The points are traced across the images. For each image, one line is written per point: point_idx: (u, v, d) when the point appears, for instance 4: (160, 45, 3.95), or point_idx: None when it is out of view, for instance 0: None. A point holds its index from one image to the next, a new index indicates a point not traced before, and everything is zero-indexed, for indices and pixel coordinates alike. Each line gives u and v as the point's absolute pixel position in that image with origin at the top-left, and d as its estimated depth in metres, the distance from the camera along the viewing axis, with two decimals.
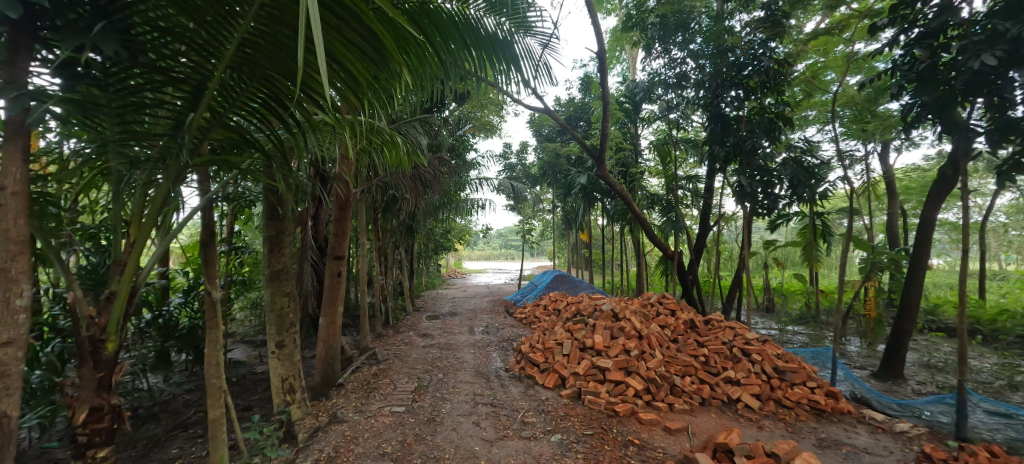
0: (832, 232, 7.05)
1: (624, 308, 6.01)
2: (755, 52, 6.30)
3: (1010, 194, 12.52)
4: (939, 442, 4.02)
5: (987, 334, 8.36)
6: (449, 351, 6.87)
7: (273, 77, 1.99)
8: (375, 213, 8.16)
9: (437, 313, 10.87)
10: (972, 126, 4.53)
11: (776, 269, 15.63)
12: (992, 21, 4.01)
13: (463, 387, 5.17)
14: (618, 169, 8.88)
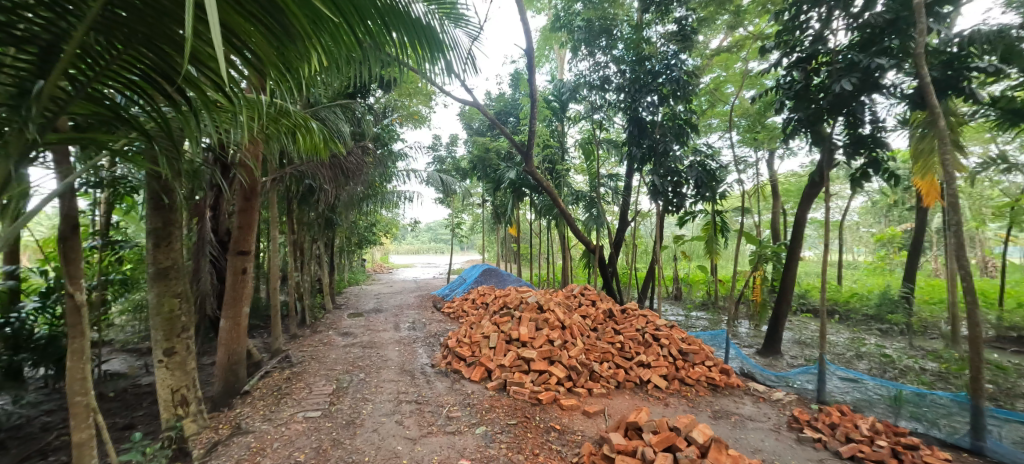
0: (729, 228, 7.91)
1: (549, 300, 6.22)
2: (669, 62, 6.86)
3: (861, 198, 15.12)
4: (804, 406, 4.75)
5: (842, 314, 10.03)
6: (372, 349, 6.58)
7: (161, 50, 1.62)
8: (289, 204, 7.51)
9: (360, 310, 10.35)
10: (833, 139, 5.41)
11: (684, 261, 17.28)
12: (850, 52, 4.80)
13: (386, 386, 4.98)
14: (545, 166, 9.17)
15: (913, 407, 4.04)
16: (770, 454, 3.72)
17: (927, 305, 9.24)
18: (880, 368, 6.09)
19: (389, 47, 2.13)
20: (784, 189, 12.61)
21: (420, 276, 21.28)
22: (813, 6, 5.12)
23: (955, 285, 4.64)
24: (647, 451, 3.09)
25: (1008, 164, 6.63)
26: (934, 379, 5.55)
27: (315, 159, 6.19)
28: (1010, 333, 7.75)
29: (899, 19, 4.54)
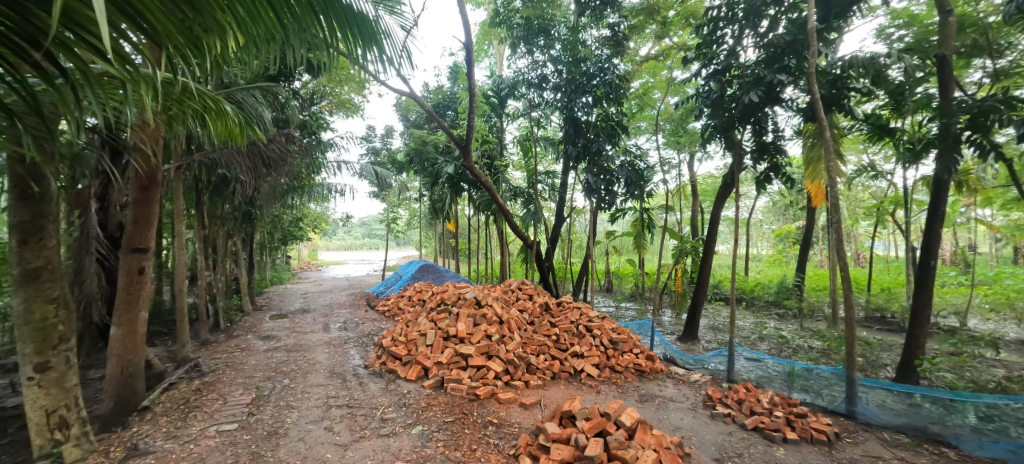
0: (654, 224, 8.46)
1: (487, 295, 6.21)
2: (602, 66, 7.15)
3: (764, 198, 17.02)
4: (717, 385, 5.27)
5: (748, 301, 11.24)
6: (298, 352, 6.13)
7: (31, 12, 1.36)
8: (198, 195, 6.72)
9: (284, 311, 9.59)
10: (742, 144, 6.02)
11: (615, 256, 18.26)
12: (758, 67, 5.32)
13: (314, 391, 4.68)
14: (483, 161, 9.14)
15: (803, 381, 4.63)
16: (688, 431, 4.07)
17: (814, 292, 10.66)
18: (778, 349, 6.92)
19: (317, 29, 2.00)
20: (703, 189, 13.75)
21: (351, 273, 20.23)
22: (729, 23, 5.63)
23: (837, 274, 5.39)
24: (580, 437, 3.24)
25: (877, 172, 7.82)
26: (819, 355, 6.42)
27: (231, 147, 5.68)
28: (875, 314, 9.20)
29: (795, 41, 5.10)
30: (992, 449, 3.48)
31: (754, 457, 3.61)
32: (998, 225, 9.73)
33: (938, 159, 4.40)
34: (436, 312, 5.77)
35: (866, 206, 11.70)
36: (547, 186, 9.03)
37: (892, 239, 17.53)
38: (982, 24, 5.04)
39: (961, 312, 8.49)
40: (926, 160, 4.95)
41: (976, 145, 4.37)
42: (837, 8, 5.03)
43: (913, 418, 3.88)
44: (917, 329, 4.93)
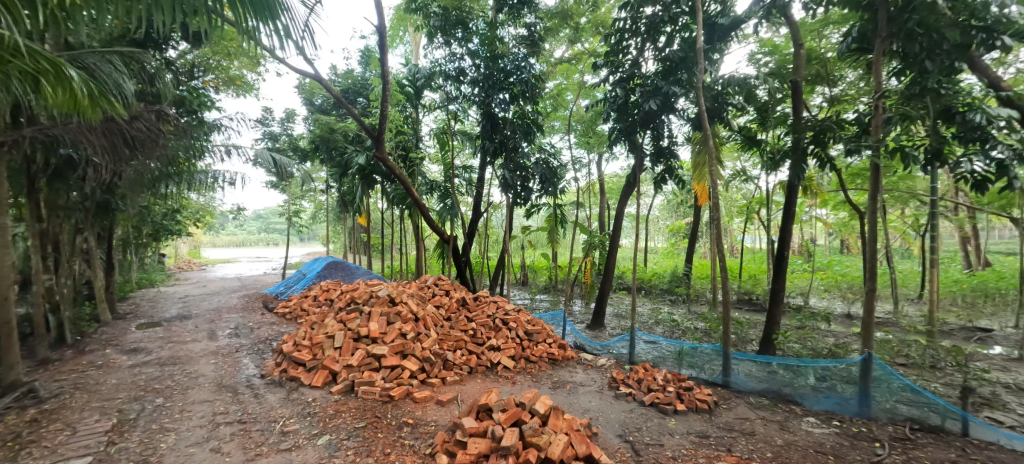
0: (567, 219, 8.91)
1: (401, 292, 5.96)
2: (519, 64, 7.16)
3: (659, 196, 18.96)
4: (620, 367, 5.75)
5: (646, 288, 12.47)
6: (176, 365, 5.28)
7: None
8: (30, 180, 5.42)
9: (157, 317, 8.20)
10: (643, 147, 6.60)
11: (530, 250, 18.94)
12: (658, 78, 5.88)
13: (197, 409, 4.08)
14: (398, 153, 8.76)
15: (690, 358, 5.24)
16: (595, 412, 4.38)
17: (699, 280, 12.19)
18: (671, 331, 7.77)
19: None
20: (609, 187, 14.90)
21: (243, 272, 18.09)
22: (632, 36, 6.10)
23: (717, 264, 6.23)
24: (496, 429, 3.31)
25: (748, 176, 9.20)
26: (702, 334, 7.38)
27: (80, 123, 4.73)
28: (744, 297, 10.83)
29: (686, 58, 5.76)
30: (825, 403, 4.31)
31: (651, 430, 4.01)
32: (830, 222, 12.00)
33: (791, 167, 5.31)
34: (346, 311, 5.38)
35: (739, 205, 13.59)
36: (465, 180, 8.98)
37: (757, 234, 20.68)
38: (824, 59, 6.27)
39: (804, 293, 10.36)
40: (782, 168, 5.92)
41: (818, 158, 5.25)
42: (719, 33, 5.65)
43: (772, 383, 4.63)
44: (775, 309, 5.91)
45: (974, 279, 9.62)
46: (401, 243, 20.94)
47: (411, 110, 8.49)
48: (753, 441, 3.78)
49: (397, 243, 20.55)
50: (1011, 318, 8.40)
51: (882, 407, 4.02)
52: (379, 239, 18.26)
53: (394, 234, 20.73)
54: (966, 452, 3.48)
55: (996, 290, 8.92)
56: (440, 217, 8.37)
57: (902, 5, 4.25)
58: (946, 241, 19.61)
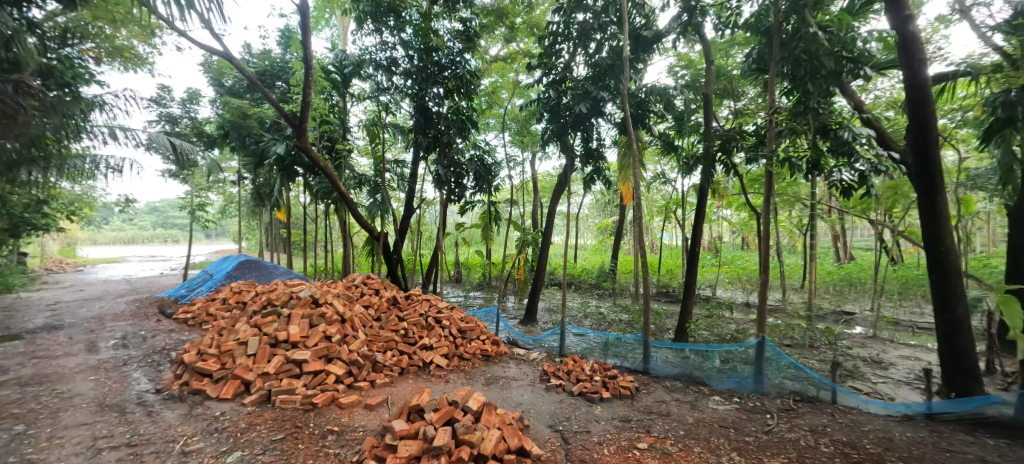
0: (501, 217, 9.02)
1: (325, 292, 5.61)
2: (454, 59, 7.15)
3: (588, 195, 19.92)
4: (551, 360, 5.94)
5: (576, 283, 13.07)
6: (43, 385, 4.44)
7: None
8: None
9: (16, 328, 6.86)
10: (574, 148, 6.84)
11: (464, 247, 18.87)
12: (589, 82, 6.13)
13: (72, 434, 3.47)
14: (322, 143, 8.20)
15: (615, 348, 5.54)
16: (527, 405, 4.49)
17: (624, 274, 13.05)
18: (599, 323, 8.21)
19: None
20: (541, 186, 15.32)
21: (133, 272, 15.82)
22: (565, 40, 6.29)
23: (640, 260, 6.71)
24: (428, 430, 3.25)
25: (667, 179, 10.04)
26: (626, 325, 7.91)
27: None
28: (662, 290, 11.81)
29: (613, 66, 6.07)
30: (727, 382, 4.82)
31: (579, 418, 4.20)
32: (733, 222, 13.46)
33: (702, 172, 5.88)
34: (262, 315, 4.94)
35: (658, 205, 14.71)
36: (397, 175, 8.48)
37: (674, 232, 22.56)
38: (730, 76, 7.08)
39: (712, 285, 11.56)
40: (695, 171, 6.51)
41: (723, 164, 5.66)
42: (643, 45, 6.04)
43: (684, 368, 5.07)
44: (689, 301, 6.51)
45: (841, 271, 11.37)
46: (324, 239, 19.65)
47: (338, 98, 8.01)
48: (669, 421, 4.12)
49: (320, 240, 19.26)
50: (867, 302, 10.09)
51: (772, 383, 4.60)
52: (299, 235, 16.97)
53: (316, 230, 19.39)
54: (835, 416, 4.11)
55: (857, 280, 10.66)
56: (369, 213, 7.94)
57: (792, 33, 4.91)
58: (821, 238, 22.97)
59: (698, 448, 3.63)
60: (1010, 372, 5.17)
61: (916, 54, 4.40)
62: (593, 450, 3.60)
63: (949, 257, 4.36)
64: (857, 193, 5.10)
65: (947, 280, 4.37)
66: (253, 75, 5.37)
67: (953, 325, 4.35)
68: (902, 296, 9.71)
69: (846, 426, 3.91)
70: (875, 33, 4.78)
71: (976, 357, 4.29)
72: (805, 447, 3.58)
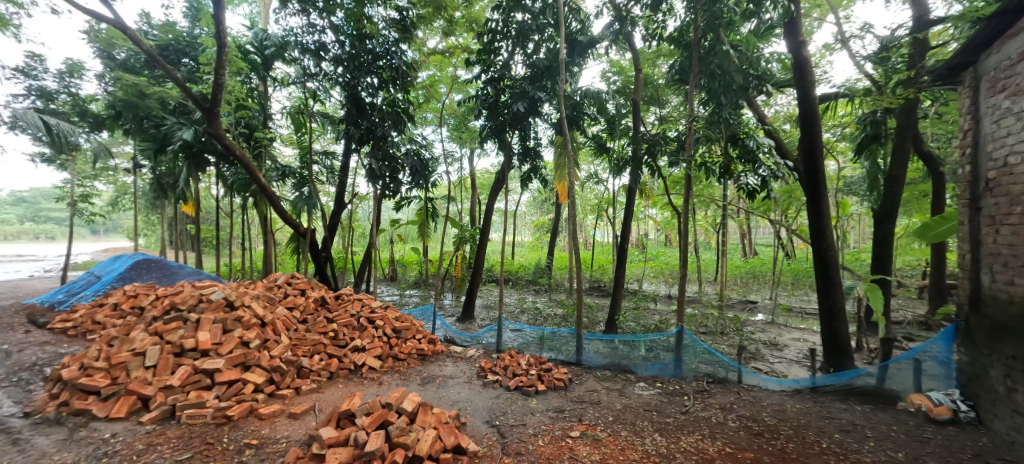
0: (438, 214, 8.89)
1: (242, 293, 5.14)
2: (388, 48, 6.84)
3: (524, 192, 20.29)
4: (489, 356, 5.98)
5: (513, 279, 13.27)
6: None
7: None
8: None
9: None
10: (512, 146, 6.88)
11: (399, 244, 18.31)
12: (527, 81, 6.22)
13: None
14: (239, 130, 7.47)
15: (550, 342, 5.73)
16: (464, 403, 4.48)
17: (559, 270, 13.48)
18: (535, 318, 8.43)
19: None
20: (479, 183, 15.33)
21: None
22: (504, 38, 6.26)
23: (575, 256, 7.00)
24: (359, 435, 3.12)
25: (599, 179, 10.56)
26: (561, 319, 8.20)
27: None
28: (594, 285, 12.40)
29: (550, 68, 6.22)
30: (651, 369, 5.19)
31: (515, 412, 4.27)
32: (657, 220, 14.49)
33: (631, 173, 6.27)
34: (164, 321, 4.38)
35: (591, 204, 15.36)
36: (326, 168, 8.01)
37: (604, 230, 23.75)
38: (656, 84, 7.71)
39: (639, 280, 12.40)
40: (625, 172, 6.89)
41: (649, 167, 6.13)
42: (578, 49, 6.27)
43: (614, 358, 5.36)
44: (619, 294, 6.92)
45: (746, 264, 12.73)
46: (240, 236, 17.94)
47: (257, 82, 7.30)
48: (599, 409, 4.34)
49: (235, 237, 17.55)
50: (767, 292, 11.41)
51: (689, 367, 5.05)
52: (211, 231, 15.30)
53: (231, 226, 17.63)
54: (741, 394, 4.61)
55: (759, 272, 12.01)
56: (294, 209, 7.31)
57: (708, 49, 5.42)
58: (731, 236, 25.51)
59: (625, 431, 3.87)
60: (872, 349, 6.15)
61: (807, 76, 5.09)
62: (529, 442, 3.68)
63: (830, 252, 5.07)
64: (760, 196, 5.77)
65: (828, 272, 5.08)
66: (153, 50, 4.96)
67: (832, 310, 5.08)
68: (794, 285, 11.12)
69: (749, 402, 4.40)
70: (775, 54, 5.63)
71: (848, 337, 5.05)
72: (716, 423, 3.97)
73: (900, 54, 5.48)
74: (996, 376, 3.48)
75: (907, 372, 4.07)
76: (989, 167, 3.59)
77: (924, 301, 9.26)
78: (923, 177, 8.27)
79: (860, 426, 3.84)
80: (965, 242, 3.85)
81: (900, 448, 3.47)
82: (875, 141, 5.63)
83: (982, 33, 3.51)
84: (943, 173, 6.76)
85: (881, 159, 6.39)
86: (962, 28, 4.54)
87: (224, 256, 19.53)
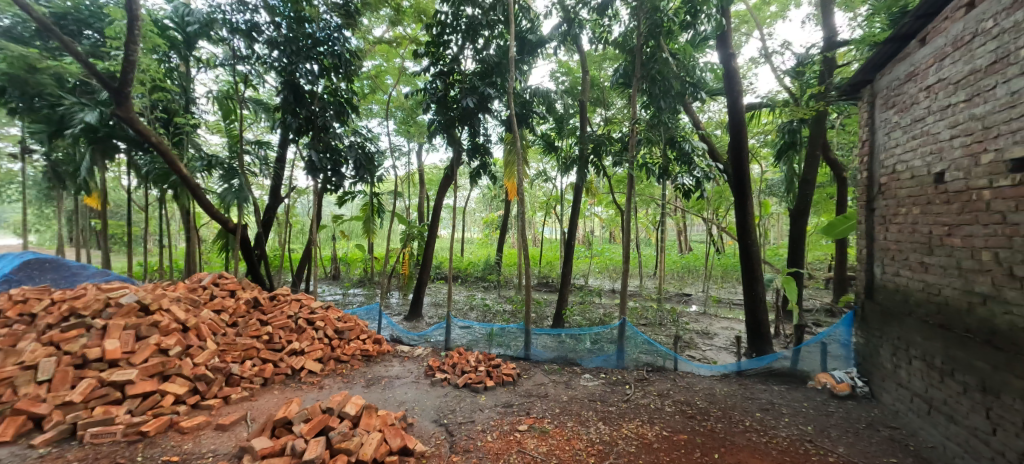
0: (384, 210, 8.63)
1: (159, 295, 4.64)
2: (330, 34, 6.40)
3: (473, 188, 20.24)
4: (437, 355, 5.89)
5: (461, 276, 13.21)
6: None
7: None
8: None
9: None
10: (461, 142, 6.79)
11: (341, 240, 17.55)
12: (478, 76, 6.17)
13: None
14: (157, 115, 6.73)
15: (499, 338, 5.76)
16: (411, 403, 4.39)
17: (507, 266, 13.62)
18: (484, 315, 8.46)
19: None
20: (428, 179, 15.05)
21: None
22: (453, 32, 6.12)
23: (524, 253, 7.11)
24: (297, 443, 2.98)
25: (548, 177, 10.82)
26: (510, 315, 8.31)
27: None
28: (542, 280, 12.68)
29: (500, 65, 6.19)
30: (596, 361, 5.38)
31: (464, 409, 4.25)
32: (602, 218, 15.09)
33: (577, 172, 6.46)
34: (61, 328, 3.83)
35: (540, 201, 15.59)
36: (258, 158, 7.31)
37: (552, 227, 24.32)
38: (602, 87, 8.03)
39: (584, 275, 12.88)
40: (573, 171, 7.08)
41: (595, 166, 6.37)
42: (528, 48, 6.33)
43: (561, 351, 5.51)
44: (567, 289, 7.13)
45: (682, 259, 13.63)
46: (157, 232, 16.22)
47: (178, 62, 6.59)
48: (546, 402, 4.44)
49: (151, 233, 15.83)
50: (699, 285, 12.29)
51: (630, 357, 5.31)
52: (121, 227, 13.69)
53: (146, 220, 15.90)
54: (676, 381, 4.94)
55: (692, 267, 12.90)
56: (221, 202, 6.56)
57: (649, 55, 5.69)
58: (669, 233, 27.15)
59: (571, 422, 3.99)
60: (787, 334, 6.85)
61: (737, 86, 5.51)
62: (477, 438, 3.69)
63: (753, 248, 5.55)
64: (694, 196, 6.19)
65: (751, 266, 5.57)
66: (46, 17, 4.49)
67: (754, 300, 5.57)
68: (723, 278, 12.06)
69: (683, 387, 4.73)
70: (708, 64, 6.06)
71: (767, 324, 5.57)
72: (654, 409, 4.22)
73: (813, 70, 6.11)
74: (884, 355, 4.01)
75: (815, 355, 4.60)
76: (882, 173, 4.13)
77: (829, 291, 10.44)
78: (830, 182, 9.30)
79: (776, 404, 4.26)
80: (861, 239, 4.41)
81: (810, 422, 3.90)
82: (792, 148, 6.42)
83: (878, 55, 4.02)
84: (846, 179, 7.50)
85: (797, 165, 7.09)
86: (863, 51, 5.16)
87: (138, 255, 17.56)
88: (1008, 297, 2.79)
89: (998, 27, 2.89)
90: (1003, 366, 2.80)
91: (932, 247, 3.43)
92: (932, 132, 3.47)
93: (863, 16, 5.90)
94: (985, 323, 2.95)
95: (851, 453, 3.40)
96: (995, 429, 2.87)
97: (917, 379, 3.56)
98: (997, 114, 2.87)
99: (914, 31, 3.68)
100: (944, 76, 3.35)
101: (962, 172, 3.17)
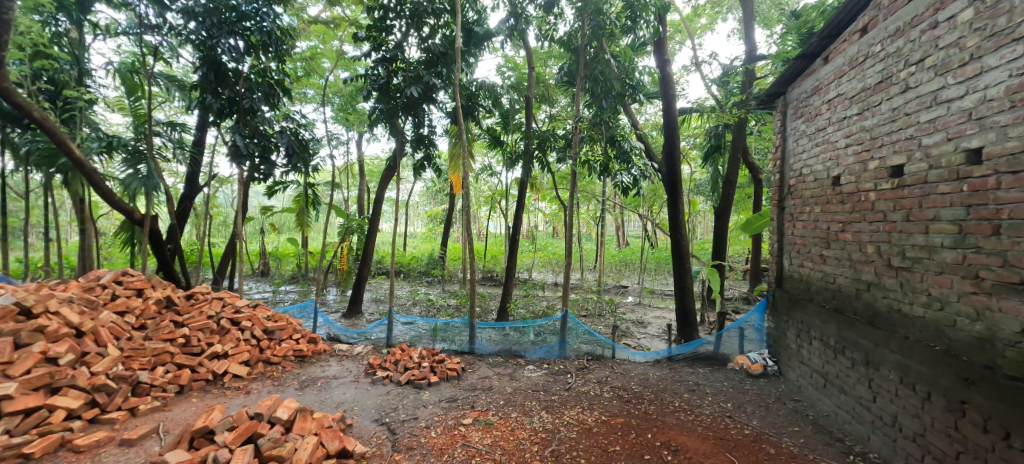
0: (320, 201, 8.15)
1: (45, 296, 4.00)
2: (257, 7, 5.83)
3: (417, 181, 19.92)
4: (377, 353, 5.68)
5: (404, 271, 12.89)
6: None
7: None
8: None
9: None
10: (404, 132, 6.59)
11: (271, 235, 16.45)
12: (424, 64, 6.00)
13: None
14: (42, 86, 5.80)
15: (442, 333, 5.69)
16: (350, 403, 4.21)
17: (453, 260, 13.49)
18: (427, 310, 8.35)
19: None
20: (368, 170, 14.52)
21: None
22: (397, 17, 5.84)
23: (470, 246, 7.10)
24: (221, 453, 2.76)
25: (493, 172, 10.89)
26: (454, 311, 8.27)
27: None
28: (487, 275, 12.72)
29: (446, 54, 6.07)
30: (540, 352, 5.51)
31: (406, 406, 4.15)
32: (545, 212, 15.49)
33: (522, 167, 6.55)
34: None
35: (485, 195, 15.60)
36: (171, 140, 6.46)
37: (498, 222, 24.51)
38: (547, 83, 8.23)
39: (529, 269, 13.15)
40: (518, 166, 7.15)
41: (540, 162, 6.51)
42: (475, 41, 6.29)
43: (505, 344, 5.58)
44: (512, 283, 7.25)
45: (619, 253, 14.38)
46: (40, 223, 14.03)
47: (69, 26, 5.75)
48: (491, 394, 4.47)
49: (35, 225, 13.72)
50: (635, 278, 13.03)
51: (572, 348, 5.51)
52: None
53: (29, 211, 13.75)
54: (614, 368, 5.21)
55: (629, 260, 13.63)
56: (125, 190, 5.79)
57: (592, 56, 5.91)
58: (608, 228, 28.38)
59: (515, 413, 4.06)
60: (711, 322, 7.46)
61: (670, 89, 5.88)
62: (421, 435, 3.62)
63: (683, 242, 5.96)
64: (631, 192, 6.53)
65: (681, 259, 5.99)
66: None
67: (683, 291, 5.99)
68: (656, 271, 12.87)
69: (620, 373, 5.01)
70: (646, 67, 6.36)
71: (694, 313, 6.02)
72: (595, 395, 4.43)
73: (736, 80, 6.68)
74: (790, 337, 4.52)
75: (734, 339, 5.12)
76: (791, 175, 4.62)
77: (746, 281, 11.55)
78: (747, 182, 10.25)
79: (701, 385, 4.65)
80: (774, 234, 4.91)
81: (729, 399, 4.31)
82: (716, 150, 6.96)
83: (790, 70, 4.48)
84: (761, 180, 8.29)
85: (721, 166, 7.71)
86: (777, 65, 5.74)
87: (17, 250, 15.15)
88: (887, 284, 3.26)
89: (885, 51, 3.35)
90: (881, 343, 3.27)
91: (830, 241, 3.92)
92: (831, 140, 3.95)
93: (778, 34, 6.57)
94: (869, 307, 3.44)
95: (762, 425, 3.81)
96: (874, 397, 3.35)
97: (816, 357, 4.06)
98: (882, 127, 3.34)
99: (819, 51, 4.15)
100: (842, 91, 3.82)
101: (854, 176, 3.64)
